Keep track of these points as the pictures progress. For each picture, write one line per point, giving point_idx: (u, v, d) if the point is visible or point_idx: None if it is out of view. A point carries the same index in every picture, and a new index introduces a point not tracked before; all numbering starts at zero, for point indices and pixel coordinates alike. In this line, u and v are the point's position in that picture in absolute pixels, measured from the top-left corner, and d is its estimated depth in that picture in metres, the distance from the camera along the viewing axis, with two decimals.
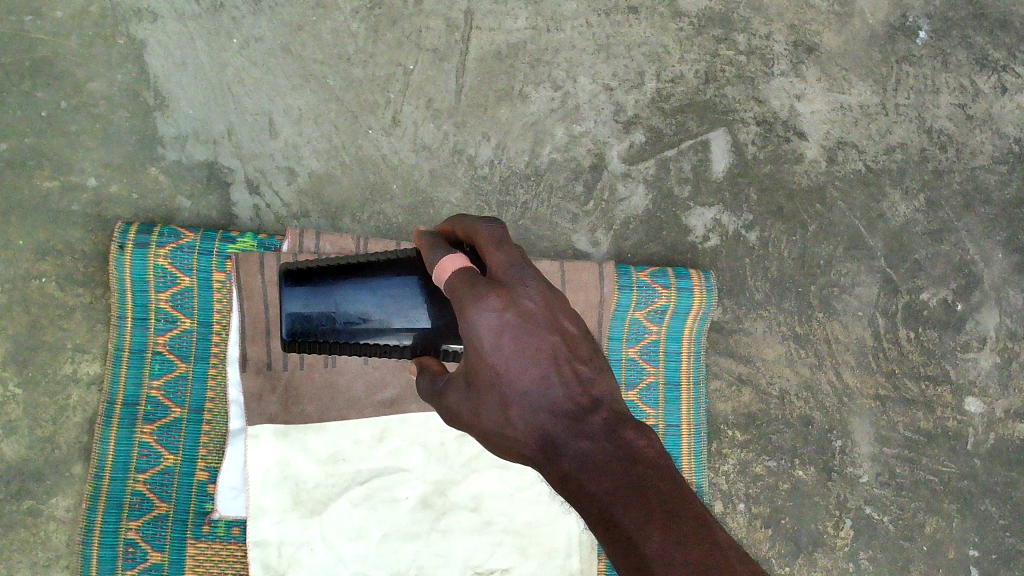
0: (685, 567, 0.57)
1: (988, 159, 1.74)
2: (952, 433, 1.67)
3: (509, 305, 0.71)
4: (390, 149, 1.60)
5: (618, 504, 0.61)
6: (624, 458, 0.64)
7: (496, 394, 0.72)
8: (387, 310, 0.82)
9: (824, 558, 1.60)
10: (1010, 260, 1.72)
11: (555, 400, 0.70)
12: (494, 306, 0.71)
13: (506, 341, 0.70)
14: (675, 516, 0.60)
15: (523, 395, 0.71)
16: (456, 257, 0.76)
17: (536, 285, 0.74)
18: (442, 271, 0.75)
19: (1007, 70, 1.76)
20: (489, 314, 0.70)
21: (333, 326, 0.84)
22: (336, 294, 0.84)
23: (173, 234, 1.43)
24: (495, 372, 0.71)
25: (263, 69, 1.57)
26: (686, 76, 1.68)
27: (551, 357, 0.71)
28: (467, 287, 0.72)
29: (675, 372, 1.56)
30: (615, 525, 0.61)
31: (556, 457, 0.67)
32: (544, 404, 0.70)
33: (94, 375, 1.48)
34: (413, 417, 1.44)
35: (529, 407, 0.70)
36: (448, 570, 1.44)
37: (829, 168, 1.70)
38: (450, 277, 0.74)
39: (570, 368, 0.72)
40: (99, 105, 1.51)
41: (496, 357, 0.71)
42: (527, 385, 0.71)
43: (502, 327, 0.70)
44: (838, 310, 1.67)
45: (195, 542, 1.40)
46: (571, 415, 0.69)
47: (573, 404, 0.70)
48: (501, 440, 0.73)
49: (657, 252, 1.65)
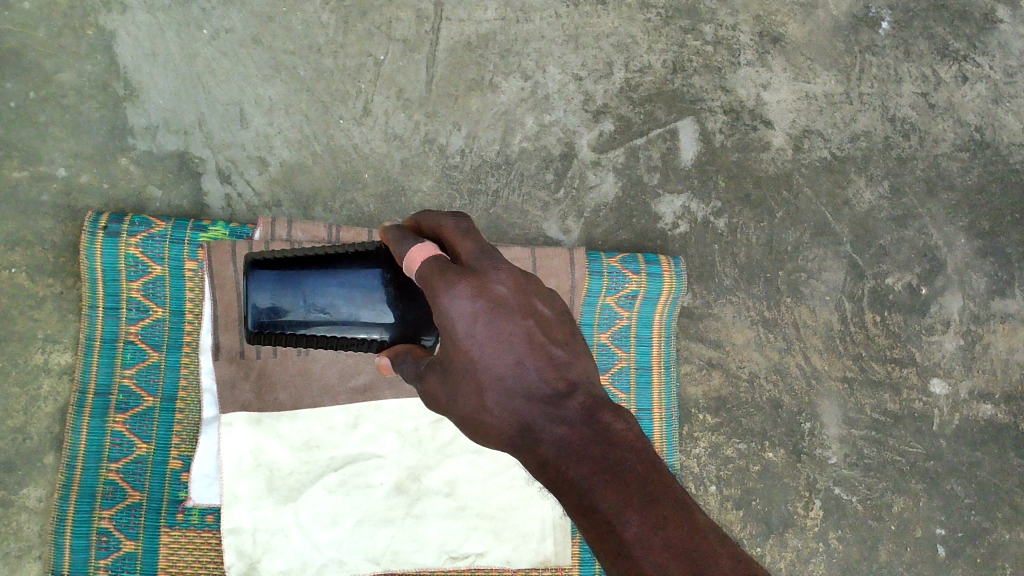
0: (665, 550, 0.59)
1: (950, 146, 1.77)
2: (918, 414, 1.70)
3: (480, 290, 0.73)
4: (362, 139, 1.61)
5: (594, 489, 0.63)
6: (601, 441, 0.67)
7: (471, 379, 0.75)
8: (358, 303, 0.85)
9: (795, 538, 1.63)
10: (973, 245, 1.75)
11: (530, 384, 0.73)
12: (466, 293, 0.73)
13: (481, 327, 0.73)
14: (655, 498, 0.62)
15: (499, 380, 0.74)
16: (424, 247, 0.78)
17: (507, 270, 0.76)
18: (412, 261, 0.78)
19: (968, 59, 1.79)
20: (461, 301, 0.73)
21: (302, 317, 0.87)
22: (303, 285, 0.87)
23: (144, 223, 1.43)
24: (470, 358, 0.74)
25: (233, 60, 1.57)
26: (654, 66, 1.71)
27: (526, 341, 0.74)
28: (436, 274, 0.75)
29: (646, 356, 1.58)
30: (592, 510, 0.63)
31: (535, 442, 0.71)
32: (519, 390, 0.73)
33: (66, 365, 1.47)
34: (386, 404, 1.45)
35: (505, 393, 0.73)
36: (423, 555, 1.44)
37: (795, 156, 1.72)
38: (420, 267, 0.77)
39: (543, 350, 0.74)
40: (68, 96, 1.51)
41: (471, 344, 0.73)
42: (502, 371, 0.73)
43: (476, 313, 0.73)
44: (806, 294, 1.69)
45: (168, 530, 1.39)
46: (546, 400, 0.72)
47: (549, 388, 0.73)
48: (479, 425, 0.76)
49: (627, 239, 1.66)
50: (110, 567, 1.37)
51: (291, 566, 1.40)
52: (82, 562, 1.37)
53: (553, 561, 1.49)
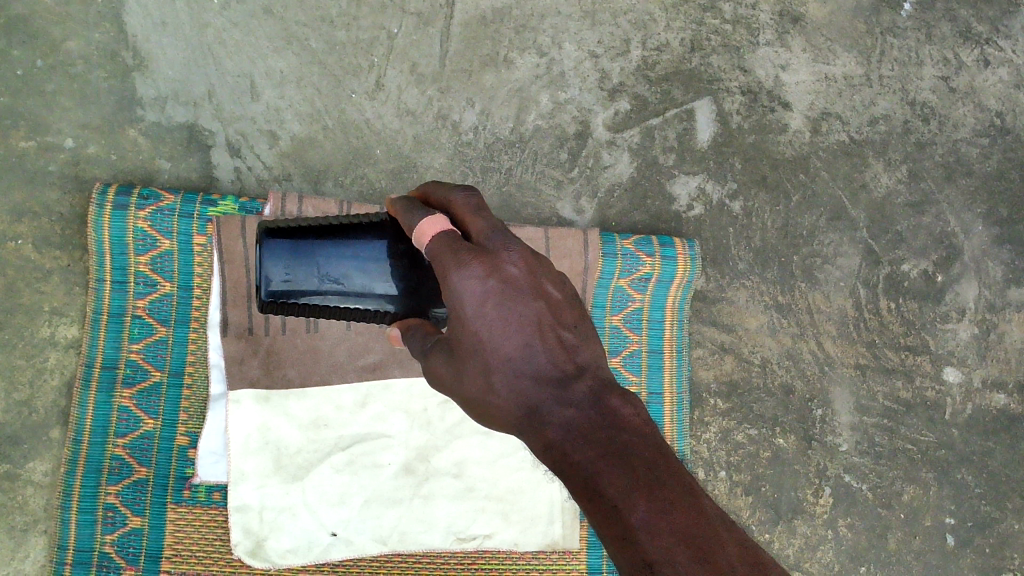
0: (671, 536, 0.59)
1: (970, 132, 1.74)
2: (931, 403, 1.68)
3: (492, 272, 0.72)
4: (374, 114, 1.58)
5: (602, 474, 0.64)
6: (608, 425, 0.68)
7: (478, 360, 0.73)
8: (372, 275, 0.83)
9: (804, 525, 1.61)
10: (990, 233, 1.73)
11: (539, 367, 0.72)
12: (477, 273, 0.71)
13: (490, 308, 0.72)
14: (661, 482, 0.63)
15: (507, 361, 0.72)
16: (436, 220, 0.75)
17: (519, 250, 0.74)
18: (421, 235, 0.75)
19: (990, 43, 1.76)
20: (471, 281, 0.71)
21: (315, 288, 0.84)
22: (317, 255, 0.83)
23: (152, 197, 1.41)
24: (478, 338, 0.73)
25: (244, 31, 1.55)
26: (672, 44, 1.68)
27: (535, 324, 0.73)
28: (447, 252, 0.72)
29: (658, 339, 1.56)
30: (599, 495, 0.63)
31: (541, 425, 0.70)
32: (527, 371, 0.72)
33: (72, 339, 1.46)
34: (395, 383, 1.44)
35: (513, 375, 0.72)
36: (430, 536, 1.43)
37: (812, 139, 1.70)
38: (430, 241, 0.74)
39: (553, 333, 0.74)
40: (77, 65, 1.48)
41: (480, 324, 0.72)
42: (511, 353, 0.72)
43: (486, 295, 0.72)
44: (820, 280, 1.67)
45: (174, 507, 1.38)
46: (555, 382, 0.72)
47: (558, 370, 0.73)
48: (484, 406, 0.75)
49: (641, 220, 1.64)
50: (116, 543, 1.36)
51: (298, 545, 1.39)
52: (87, 537, 1.36)
53: (561, 544, 1.48)
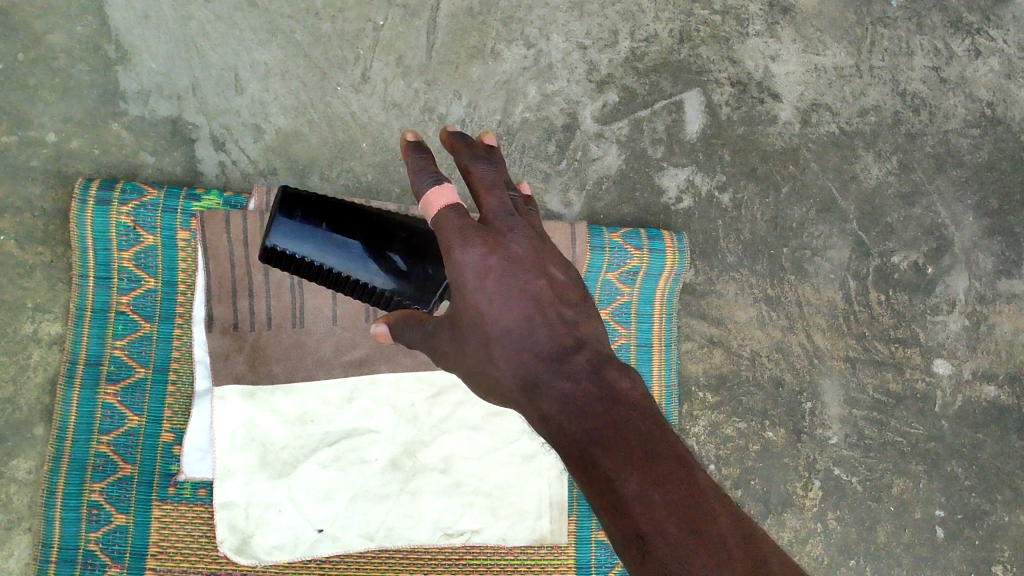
0: (664, 509, 0.62)
1: (960, 122, 1.73)
2: (921, 395, 1.67)
3: (495, 249, 0.74)
4: (360, 107, 1.57)
5: (597, 446, 0.66)
6: (606, 399, 0.69)
7: (479, 332, 0.75)
8: (361, 265, 0.97)
9: (793, 519, 1.61)
10: (981, 224, 1.72)
11: (537, 341, 0.74)
12: (479, 248, 0.74)
13: (491, 282, 0.74)
14: (655, 455, 0.65)
15: (506, 333, 0.74)
16: (444, 190, 0.76)
17: (521, 231, 0.77)
18: (429, 205, 0.76)
19: (981, 33, 1.75)
20: (475, 258, 0.74)
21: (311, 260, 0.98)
22: (319, 237, 0.97)
23: (136, 191, 1.40)
24: (479, 313, 0.75)
25: (228, 23, 1.54)
26: (661, 35, 1.67)
27: (535, 300, 0.75)
28: (454, 227, 0.74)
29: (646, 333, 1.56)
30: (594, 467, 0.66)
31: (538, 398, 0.72)
32: (527, 346, 0.74)
33: (56, 335, 1.44)
34: (382, 378, 1.43)
35: (512, 348, 0.74)
36: (417, 531, 1.42)
37: (803, 130, 1.69)
38: (437, 211, 0.75)
39: (553, 310, 0.76)
40: (58, 58, 1.48)
41: (481, 298, 0.74)
42: (510, 327, 0.74)
43: (487, 270, 0.74)
44: (810, 272, 1.66)
45: (160, 504, 1.38)
46: (552, 357, 0.73)
47: (556, 344, 0.74)
48: (484, 377, 0.77)
49: (630, 213, 1.63)
50: (101, 541, 1.35)
51: (284, 541, 1.38)
52: (72, 535, 1.35)
53: (549, 539, 1.47)
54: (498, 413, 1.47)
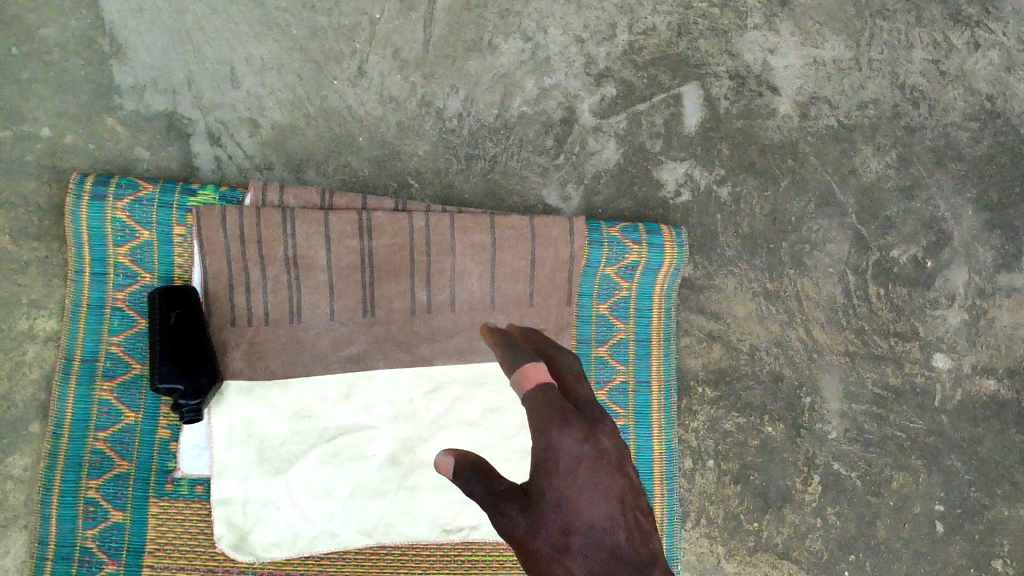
0: None
1: (959, 116, 1.73)
2: (920, 389, 1.66)
3: (589, 436, 0.73)
4: (357, 101, 1.56)
5: None
6: None
7: (556, 518, 0.69)
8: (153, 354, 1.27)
9: (792, 514, 1.60)
10: (979, 218, 1.71)
11: (619, 543, 0.68)
12: (574, 432, 0.73)
13: (583, 470, 0.71)
14: None
15: (591, 526, 0.68)
16: (543, 369, 0.80)
17: (609, 432, 0.77)
18: (529, 377, 0.79)
19: (981, 25, 1.74)
20: (570, 440, 0.72)
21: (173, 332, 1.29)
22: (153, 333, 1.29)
23: (131, 186, 1.39)
24: (563, 499, 0.69)
25: (224, 17, 1.53)
26: (659, 28, 1.66)
27: (618, 496, 0.71)
28: (544, 401, 0.75)
29: (645, 328, 1.55)
30: None
31: None
32: (607, 543, 0.68)
33: (51, 331, 1.43)
34: (380, 374, 1.43)
35: (593, 542, 0.67)
36: (416, 527, 1.42)
37: (801, 124, 1.68)
38: (532, 386, 0.78)
39: (632, 513, 0.71)
40: (52, 53, 1.47)
41: (568, 483, 0.70)
42: (595, 518, 0.68)
43: (581, 455, 0.71)
44: (809, 267, 1.66)
45: (157, 500, 1.37)
46: (632, 564, 0.67)
47: (636, 553, 0.68)
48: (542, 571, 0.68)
49: (628, 207, 1.62)
50: (98, 538, 1.34)
51: (282, 538, 1.38)
52: (69, 533, 1.34)
53: None
54: (496, 409, 1.47)
